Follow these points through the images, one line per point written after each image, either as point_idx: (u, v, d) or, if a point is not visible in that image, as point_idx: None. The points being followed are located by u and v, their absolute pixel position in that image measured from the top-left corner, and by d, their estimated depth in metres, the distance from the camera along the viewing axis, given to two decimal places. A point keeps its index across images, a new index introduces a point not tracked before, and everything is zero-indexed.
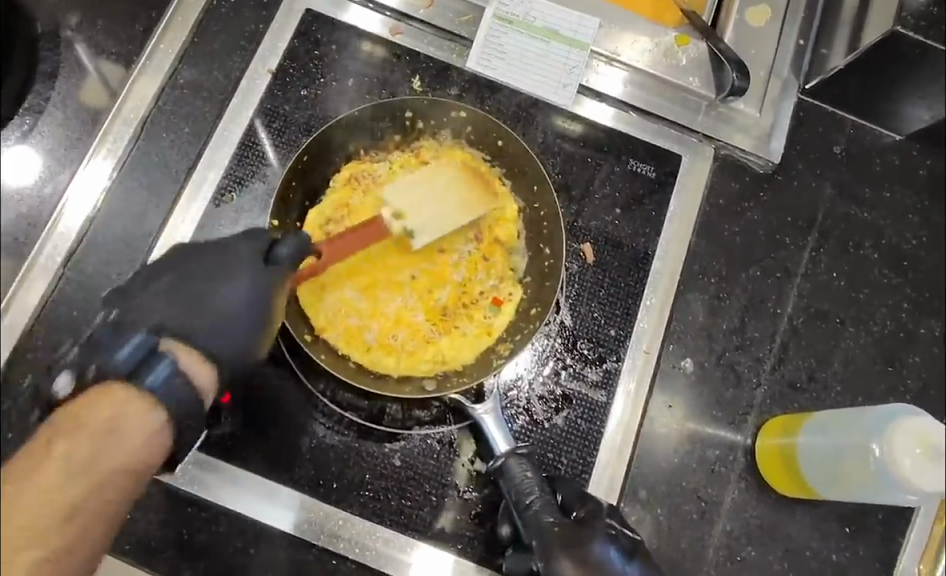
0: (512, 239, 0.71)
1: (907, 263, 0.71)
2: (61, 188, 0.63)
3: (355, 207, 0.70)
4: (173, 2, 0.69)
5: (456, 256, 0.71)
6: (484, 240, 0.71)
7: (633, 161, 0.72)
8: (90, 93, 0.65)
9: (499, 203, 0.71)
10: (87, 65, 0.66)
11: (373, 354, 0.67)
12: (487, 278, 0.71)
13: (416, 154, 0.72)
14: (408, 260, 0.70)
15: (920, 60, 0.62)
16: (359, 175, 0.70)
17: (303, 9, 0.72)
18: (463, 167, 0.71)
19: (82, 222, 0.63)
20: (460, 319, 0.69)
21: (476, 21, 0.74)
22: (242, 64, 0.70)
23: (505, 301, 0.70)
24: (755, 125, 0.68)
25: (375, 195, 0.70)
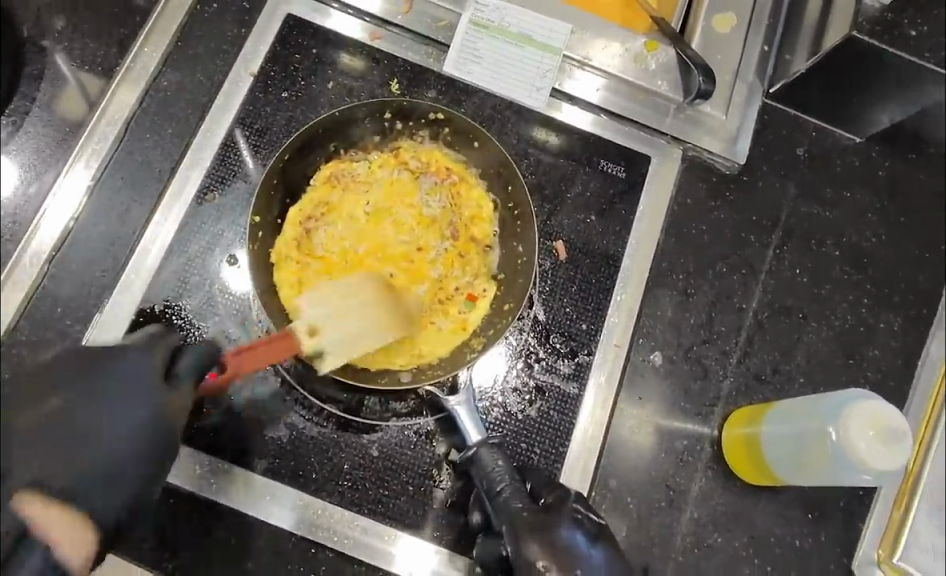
0: (487, 238, 0.67)
1: (867, 261, 0.73)
2: (46, 188, 0.65)
3: (335, 204, 0.67)
4: (158, 7, 0.71)
5: (434, 252, 0.66)
6: (460, 238, 0.67)
7: (602, 162, 0.72)
8: (68, 101, 0.67)
9: (477, 203, 0.68)
10: (65, 74, 0.68)
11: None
12: (464, 275, 0.66)
13: (396, 153, 0.69)
14: (383, 257, 0.66)
15: (873, 66, 0.70)
16: (339, 173, 0.67)
17: (285, 14, 0.73)
18: (439, 166, 0.69)
19: (67, 220, 0.65)
20: (437, 315, 0.65)
21: (452, 26, 0.75)
22: (223, 69, 0.71)
23: (480, 297, 0.66)
24: (721, 128, 0.75)
25: (356, 191, 0.67)
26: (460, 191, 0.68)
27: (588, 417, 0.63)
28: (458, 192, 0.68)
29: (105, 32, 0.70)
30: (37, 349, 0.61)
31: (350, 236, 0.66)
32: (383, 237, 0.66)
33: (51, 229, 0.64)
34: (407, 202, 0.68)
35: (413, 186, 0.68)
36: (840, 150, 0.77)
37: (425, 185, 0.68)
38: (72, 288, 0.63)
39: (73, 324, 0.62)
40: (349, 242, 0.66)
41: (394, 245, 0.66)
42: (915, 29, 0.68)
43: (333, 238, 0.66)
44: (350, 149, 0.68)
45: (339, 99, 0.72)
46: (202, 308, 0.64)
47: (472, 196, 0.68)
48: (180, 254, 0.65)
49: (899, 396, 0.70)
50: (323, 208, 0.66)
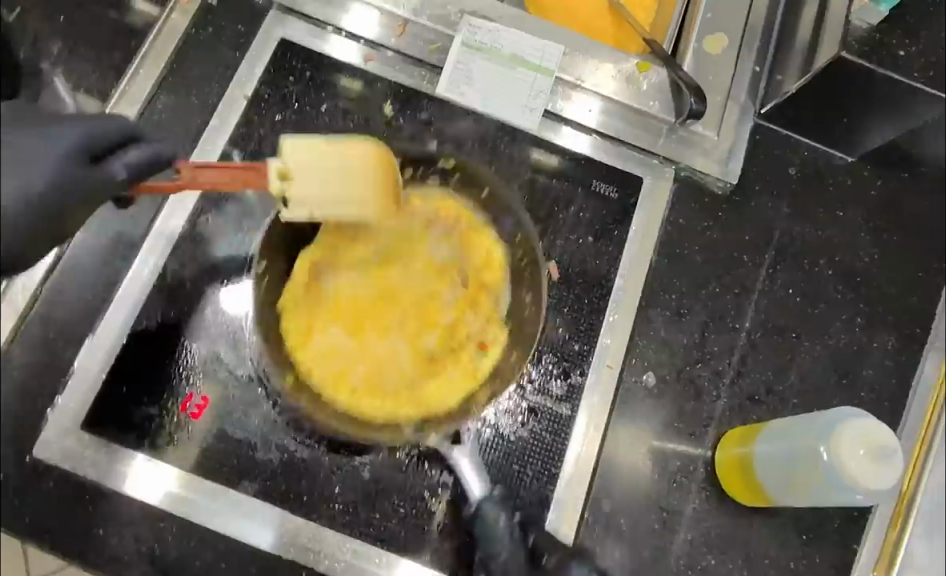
0: (498, 284, 0.67)
1: (860, 279, 0.73)
2: None
3: (342, 254, 0.65)
4: (153, 30, 0.72)
5: (445, 300, 0.65)
6: (471, 285, 0.67)
7: (594, 184, 0.72)
8: None
9: (487, 249, 0.68)
10: (63, 97, 0.68)
11: (358, 398, 0.62)
12: (475, 321, 0.66)
13: (412, 199, 0.68)
14: (393, 305, 0.64)
15: (862, 85, 0.70)
16: (347, 222, 0.66)
17: (279, 37, 0.74)
18: (448, 212, 0.68)
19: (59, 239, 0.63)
20: (449, 364, 0.64)
21: (445, 49, 0.75)
22: (220, 92, 0.72)
23: (492, 345, 0.65)
24: (713, 148, 0.75)
25: (365, 237, 0.66)
26: (471, 239, 0.68)
27: (580, 439, 0.63)
28: (468, 239, 0.68)
29: (101, 56, 0.70)
30: (26, 371, 0.60)
31: (359, 283, 0.65)
32: (393, 285, 0.65)
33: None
34: (420, 249, 0.66)
35: (425, 235, 0.67)
36: (833, 170, 0.78)
37: (437, 232, 0.67)
38: (66, 310, 0.62)
39: (65, 346, 0.61)
40: (358, 291, 0.64)
41: (406, 291, 0.65)
42: (903, 49, 0.69)
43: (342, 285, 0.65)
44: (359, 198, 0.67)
45: (333, 121, 0.72)
46: (195, 334, 0.62)
47: (484, 242, 0.68)
48: (175, 279, 0.63)
49: (893, 416, 0.70)
50: (331, 254, 0.65)
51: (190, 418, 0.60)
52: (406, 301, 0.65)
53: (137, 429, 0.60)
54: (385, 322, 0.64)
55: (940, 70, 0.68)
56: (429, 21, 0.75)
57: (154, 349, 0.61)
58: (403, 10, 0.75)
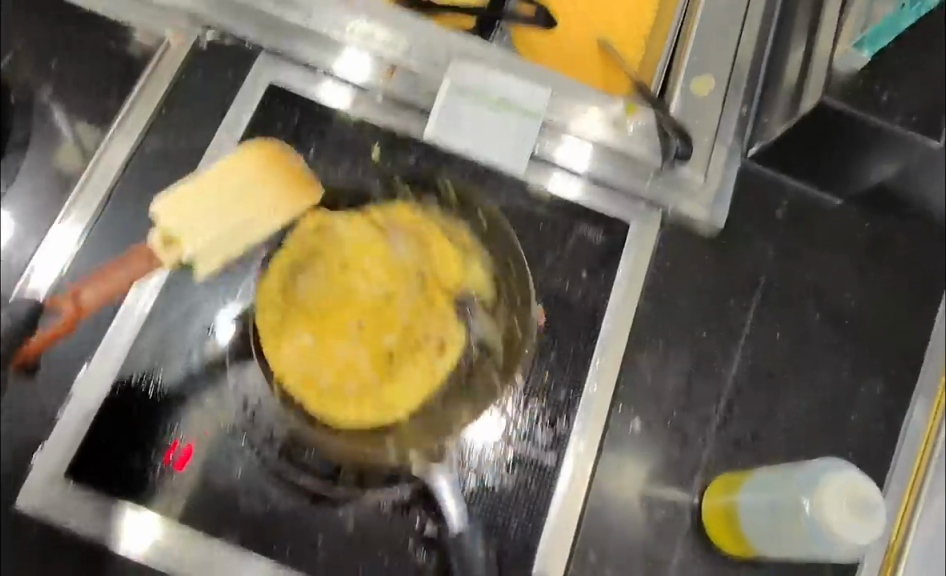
0: (456, 284, 0.69)
1: (848, 322, 0.73)
2: (28, 256, 0.64)
3: (310, 249, 0.68)
4: (145, 74, 0.73)
5: (409, 304, 0.67)
6: (430, 280, 0.69)
7: (581, 228, 0.73)
8: (65, 160, 0.68)
9: (447, 255, 0.70)
10: (53, 134, 0.69)
11: (325, 402, 0.63)
12: (433, 322, 0.68)
13: (364, 211, 0.71)
14: (353, 307, 0.66)
15: (847, 128, 0.71)
16: (320, 226, 0.69)
17: (268, 82, 0.74)
18: (421, 238, 0.70)
19: (49, 287, 0.64)
20: (407, 365, 0.65)
21: (433, 93, 0.76)
22: (208, 136, 0.72)
23: (450, 347, 0.67)
24: (700, 191, 0.76)
25: (326, 241, 0.68)
26: (427, 245, 0.70)
27: (565, 489, 0.63)
28: (425, 240, 0.71)
29: (92, 101, 0.71)
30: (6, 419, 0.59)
31: (321, 279, 0.67)
32: (353, 287, 0.67)
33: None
34: (383, 261, 0.68)
35: (380, 240, 0.69)
36: (820, 212, 0.78)
37: (399, 246, 0.69)
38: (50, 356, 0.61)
39: (49, 395, 0.60)
40: (321, 292, 0.66)
41: (364, 295, 0.66)
42: (887, 93, 0.70)
43: (308, 289, 0.66)
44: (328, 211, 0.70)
45: (321, 165, 0.73)
46: (181, 380, 0.62)
47: (441, 244, 0.71)
48: (161, 322, 0.64)
49: (880, 463, 0.69)
50: (302, 258, 0.67)
51: (173, 468, 0.60)
52: (371, 306, 0.66)
53: (120, 478, 0.59)
54: (346, 321, 0.65)
55: (924, 117, 0.70)
56: (418, 64, 0.76)
57: (139, 395, 0.61)
58: (392, 54, 0.76)
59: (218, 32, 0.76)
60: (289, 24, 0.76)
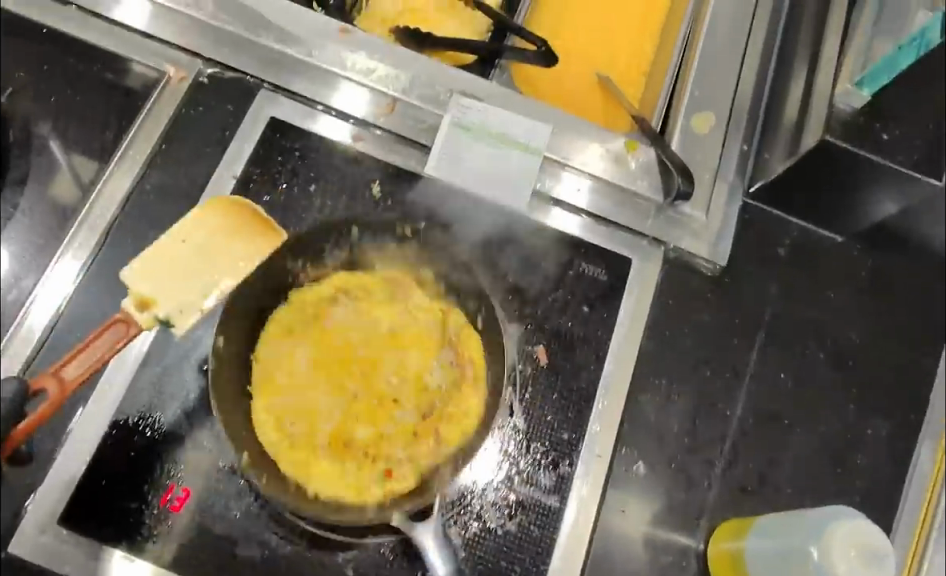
0: (449, 441, 0.63)
1: (851, 362, 0.73)
2: (25, 293, 0.64)
3: (372, 305, 0.67)
4: (144, 109, 0.72)
5: (400, 411, 0.64)
6: (425, 423, 0.63)
7: (583, 265, 0.73)
8: (62, 197, 0.67)
9: (467, 406, 0.64)
10: (51, 170, 0.68)
11: (265, 419, 0.61)
12: (402, 451, 0.62)
13: (445, 310, 0.68)
14: (362, 376, 0.64)
15: (849, 166, 0.71)
16: (393, 290, 0.68)
17: (269, 117, 0.74)
18: (461, 358, 0.66)
19: (43, 327, 0.64)
20: (352, 459, 0.61)
21: (435, 129, 0.76)
22: (208, 172, 0.71)
23: (395, 479, 0.61)
24: (702, 229, 0.75)
25: (391, 311, 0.68)
26: (460, 386, 0.65)
27: (568, 533, 0.62)
28: (462, 387, 0.65)
29: (90, 137, 0.70)
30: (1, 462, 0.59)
31: (363, 334, 0.66)
32: (379, 364, 0.65)
33: (23, 346, 0.63)
34: (422, 357, 0.66)
35: (436, 347, 0.66)
36: (822, 250, 0.78)
37: (443, 357, 0.66)
38: None
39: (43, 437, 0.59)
40: (355, 344, 0.66)
41: (379, 379, 0.64)
42: (886, 131, 0.70)
43: (346, 329, 0.66)
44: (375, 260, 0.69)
45: (321, 203, 0.72)
46: (180, 422, 0.61)
47: (469, 397, 0.64)
48: (157, 364, 0.62)
49: (886, 506, 0.69)
50: (362, 295, 0.68)
51: (170, 511, 0.59)
52: (369, 383, 0.64)
53: (114, 525, 0.58)
54: (347, 383, 0.64)
55: (925, 156, 0.70)
56: (418, 99, 0.76)
57: (135, 438, 0.60)
58: (393, 87, 0.76)
59: (220, 67, 0.76)
60: (291, 58, 0.76)
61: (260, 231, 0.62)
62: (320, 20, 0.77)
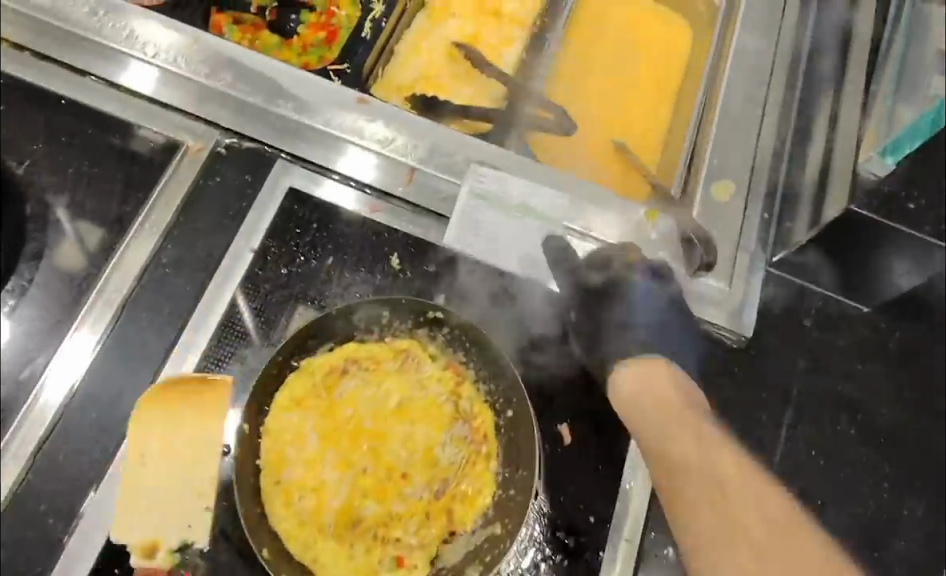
0: (460, 522, 0.59)
1: (883, 440, 0.72)
2: (38, 372, 0.63)
3: (383, 373, 0.64)
4: (161, 183, 0.72)
5: (410, 489, 0.60)
6: (436, 502, 0.60)
7: (606, 338, 0.71)
8: (79, 272, 0.67)
9: (481, 487, 0.60)
10: (69, 246, 0.68)
11: (274, 494, 0.59)
12: (414, 531, 0.59)
13: (459, 378, 0.64)
14: (370, 450, 0.61)
15: (876, 237, 0.69)
16: (405, 359, 0.65)
17: (287, 187, 0.74)
18: (475, 432, 0.62)
19: (55, 410, 0.62)
20: (361, 542, 0.58)
21: (452, 199, 0.74)
22: (223, 243, 0.70)
23: (407, 565, 0.57)
24: (727, 299, 0.74)
25: (402, 379, 0.64)
26: (473, 463, 0.61)
27: None
28: (475, 463, 0.61)
29: (106, 209, 0.70)
30: (17, 551, 0.58)
31: (372, 406, 0.62)
32: (387, 434, 0.61)
33: (37, 425, 0.61)
34: (432, 430, 0.62)
35: (447, 420, 0.63)
36: (848, 322, 0.77)
37: (454, 432, 0.62)
38: (57, 483, 0.60)
39: (57, 523, 0.59)
40: (362, 417, 0.62)
41: (388, 453, 0.61)
42: (912, 201, 0.66)
43: (353, 399, 0.63)
44: (390, 330, 0.65)
45: (340, 274, 0.71)
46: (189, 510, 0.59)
47: (483, 472, 0.61)
48: None
49: None
50: (371, 364, 0.64)
51: None
52: (378, 458, 0.60)
53: None
54: (354, 457, 0.60)
55: None
56: (436, 169, 0.75)
57: None
58: (411, 158, 0.75)
59: (237, 137, 0.75)
60: (308, 128, 0.75)
61: (203, 406, 0.61)
62: (338, 90, 0.76)
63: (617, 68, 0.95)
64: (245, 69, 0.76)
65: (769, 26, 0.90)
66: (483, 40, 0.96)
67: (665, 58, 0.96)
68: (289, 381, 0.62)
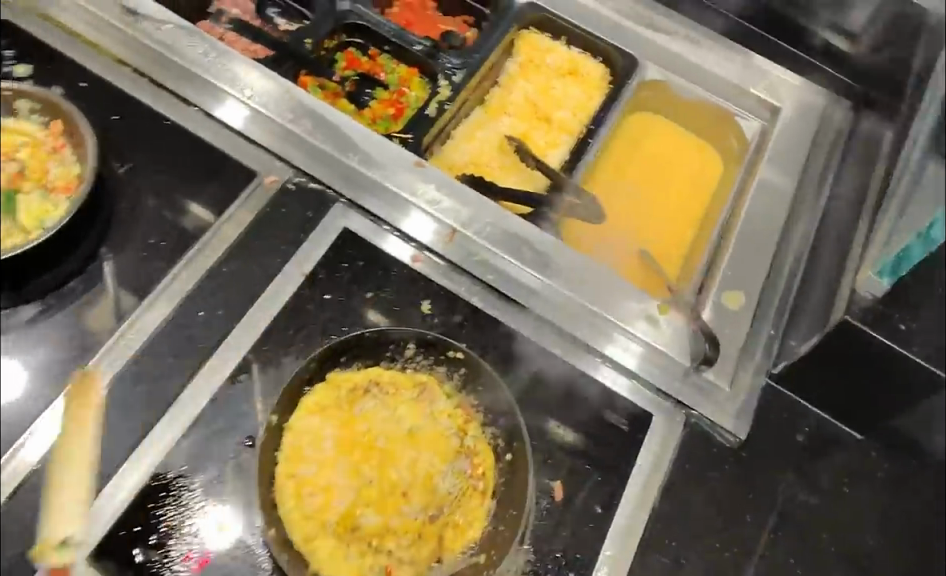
0: (448, 547, 0.65)
1: (861, 560, 0.75)
2: (102, 341, 0.70)
3: (401, 398, 0.71)
4: (237, 202, 0.80)
5: (408, 507, 0.66)
6: (431, 524, 0.65)
7: (608, 412, 0.76)
8: (151, 262, 0.75)
9: (471, 519, 0.67)
10: (148, 241, 0.76)
11: (287, 483, 0.65)
12: (406, 547, 0.64)
13: (468, 418, 0.71)
14: (378, 465, 0.67)
15: (871, 359, 0.74)
16: (423, 392, 0.72)
17: (341, 226, 0.81)
18: (475, 467, 0.69)
19: (109, 379, 0.68)
20: (357, 545, 0.63)
21: (488, 263, 0.82)
22: (280, 265, 0.78)
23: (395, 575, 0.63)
24: (726, 396, 0.79)
25: (419, 408, 0.71)
26: (470, 495, 0.68)
27: None
28: (470, 495, 0.68)
29: (188, 215, 0.79)
30: (49, 494, 0.63)
31: (387, 425, 0.69)
32: (397, 453, 0.68)
33: None
34: (436, 458, 0.68)
35: (451, 453, 0.69)
36: (839, 445, 0.81)
37: (456, 464, 0.69)
38: (96, 442, 0.66)
39: (88, 477, 0.64)
40: (376, 435, 0.69)
41: (394, 469, 0.67)
42: (905, 323, 0.71)
43: (370, 417, 0.69)
44: (411, 363, 0.73)
45: (376, 308, 0.78)
46: (211, 480, 0.66)
47: (476, 503, 0.67)
48: (204, 428, 0.68)
49: None
50: (391, 389, 0.71)
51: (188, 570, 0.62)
52: (385, 472, 0.67)
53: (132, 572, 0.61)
54: (364, 469, 0.67)
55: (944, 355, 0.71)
56: (478, 234, 0.82)
57: (170, 493, 0.65)
58: (465, 227, 0.83)
59: (306, 177, 0.84)
60: (375, 184, 0.84)
61: None
62: (401, 153, 0.85)
63: (652, 179, 1.04)
64: (324, 120, 0.86)
65: (793, 167, 0.99)
66: (532, 140, 1.05)
67: (696, 181, 1.05)
68: (319, 386, 0.70)
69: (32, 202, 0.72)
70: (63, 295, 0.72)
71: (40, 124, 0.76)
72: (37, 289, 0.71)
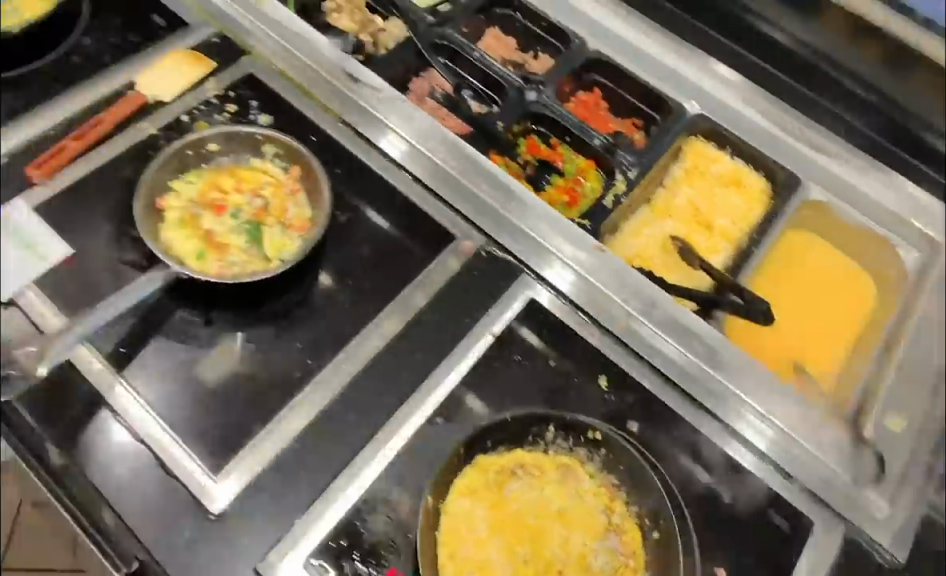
0: None
1: None
2: (320, 366, 0.78)
3: (546, 478, 0.75)
4: (438, 261, 0.88)
5: None
6: None
7: (770, 513, 0.78)
8: (363, 306, 0.84)
9: None
10: (360, 283, 0.85)
11: (447, 564, 0.69)
12: None
13: (615, 498, 0.75)
14: (531, 543, 0.71)
15: None
16: (569, 471, 0.76)
17: (527, 296, 0.87)
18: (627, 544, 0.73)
19: (323, 401, 0.76)
20: None
21: (661, 351, 0.85)
22: (470, 325, 0.84)
23: None
24: (891, 520, 0.79)
25: (564, 487, 0.75)
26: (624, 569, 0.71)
27: None
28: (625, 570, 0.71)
29: (397, 267, 0.87)
30: (265, 501, 0.70)
31: (535, 501, 0.74)
32: (547, 531, 0.72)
33: (307, 407, 0.75)
34: (585, 537, 0.73)
35: (598, 530, 0.73)
36: None
37: (606, 543, 0.72)
38: (308, 459, 0.73)
39: (301, 489, 0.71)
40: (526, 513, 0.73)
41: (546, 547, 0.71)
42: None
43: (517, 497, 0.74)
44: (552, 445, 0.77)
45: (556, 377, 0.83)
46: (404, 515, 0.71)
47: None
48: (401, 463, 0.74)
49: None
50: (535, 471, 0.76)
51: None
52: (538, 554, 0.71)
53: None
54: (517, 548, 0.71)
55: None
56: (653, 323, 0.86)
57: (366, 519, 0.70)
58: (588, 274, 0.88)
59: (498, 247, 0.90)
60: (521, 229, 0.91)
61: None
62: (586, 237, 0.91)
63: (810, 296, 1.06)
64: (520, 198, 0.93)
65: None
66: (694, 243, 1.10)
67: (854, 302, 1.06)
68: (468, 464, 0.74)
69: (273, 235, 0.83)
70: (289, 321, 0.81)
71: (282, 168, 0.87)
72: (269, 313, 0.81)
